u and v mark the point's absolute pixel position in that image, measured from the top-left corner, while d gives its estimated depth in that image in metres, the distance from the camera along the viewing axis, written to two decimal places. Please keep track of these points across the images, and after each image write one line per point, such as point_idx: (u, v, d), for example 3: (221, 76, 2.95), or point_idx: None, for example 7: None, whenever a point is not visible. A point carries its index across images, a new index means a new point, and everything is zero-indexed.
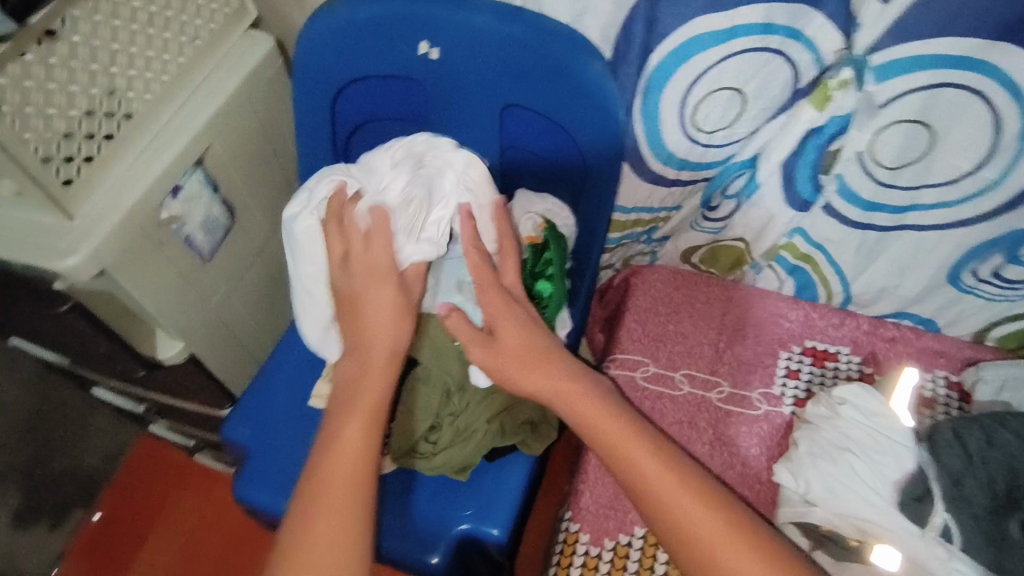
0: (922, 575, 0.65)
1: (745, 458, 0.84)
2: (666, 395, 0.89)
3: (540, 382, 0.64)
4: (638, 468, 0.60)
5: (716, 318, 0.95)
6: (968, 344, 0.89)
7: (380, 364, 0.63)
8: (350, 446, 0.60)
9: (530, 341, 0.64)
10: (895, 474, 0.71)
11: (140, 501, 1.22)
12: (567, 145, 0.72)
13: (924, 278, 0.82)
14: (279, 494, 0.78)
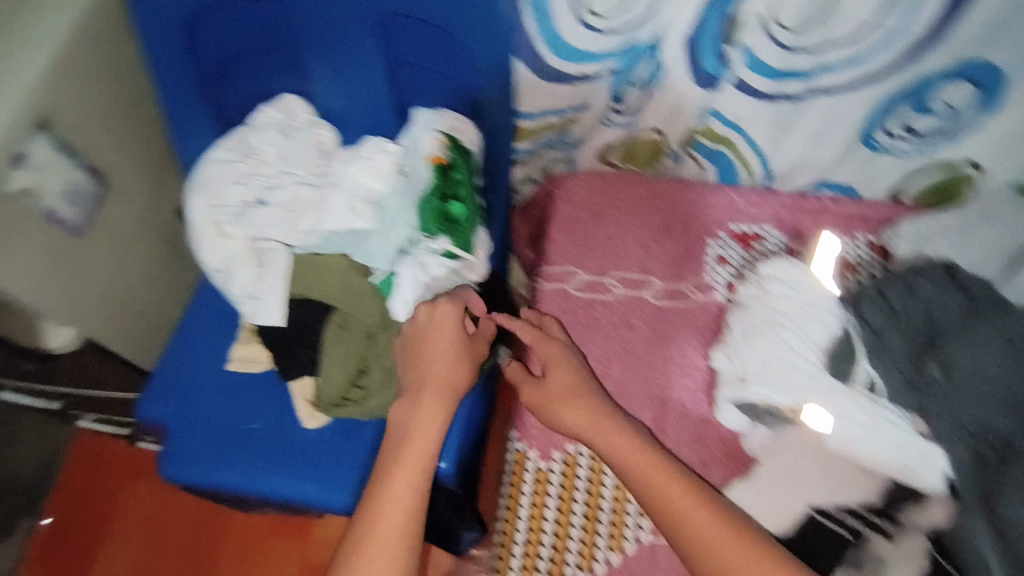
0: (851, 427, 0.66)
1: (684, 349, 0.84)
2: (599, 302, 0.87)
3: (568, 415, 0.69)
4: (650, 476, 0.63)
5: (642, 216, 0.93)
6: (884, 204, 0.90)
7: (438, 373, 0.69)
8: (431, 428, 0.67)
9: (574, 382, 0.71)
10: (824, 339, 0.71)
11: (87, 497, 1.15)
12: (455, 56, 0.68)
13: (838, 143, 0.82)
14: (210, 465, 0.74)
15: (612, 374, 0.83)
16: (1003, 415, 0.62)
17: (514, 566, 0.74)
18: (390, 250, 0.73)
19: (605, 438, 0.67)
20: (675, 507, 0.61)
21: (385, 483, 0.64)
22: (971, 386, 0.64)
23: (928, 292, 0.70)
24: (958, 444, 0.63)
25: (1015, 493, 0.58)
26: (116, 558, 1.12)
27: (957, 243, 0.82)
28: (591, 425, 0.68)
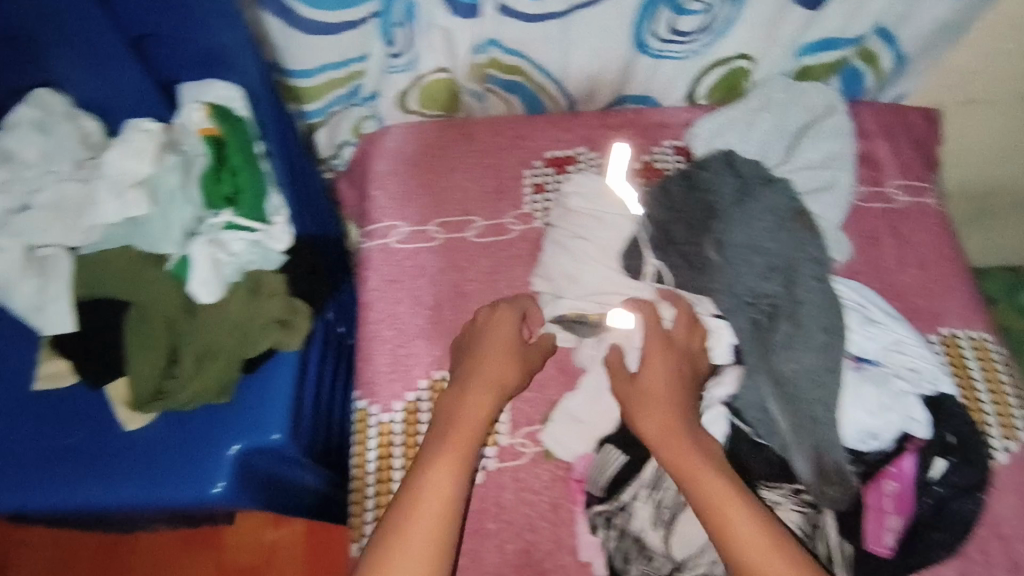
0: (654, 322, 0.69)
1: (511, 280, 0.86)
2: (424, 249, 0.88)
3: (647, 421, 0.65)
4: (708, 479, 0.60)
5: (456, 159, 0.93)
6: (682, 108, 0.94)
7: (499, 359, 0.71)
8: (472, 416, 0.67)
9: (676, 384, 0.66)
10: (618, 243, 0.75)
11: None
12: (191, 20, 0.67)
13: (619, 54, 0.84)
14: (31, 488, 0.71)
15: (443, 317, 0.84)
16: (771, 280, 0.69)
17: (369, 519, 0.75)
18: (178, 232, 0.69)
19: (671, 447, 0.62)
20: (730, 505, 0.59)
21: (427, 478, 0.62)
22: (742, 259, 0.70)
23: (705, 181, 0.75)
24: (738, 313, 0.68)
25: (786, 349, 0.66)
26: None
27: (742, 132, 0.87)
28: (666, 430, 0.63)
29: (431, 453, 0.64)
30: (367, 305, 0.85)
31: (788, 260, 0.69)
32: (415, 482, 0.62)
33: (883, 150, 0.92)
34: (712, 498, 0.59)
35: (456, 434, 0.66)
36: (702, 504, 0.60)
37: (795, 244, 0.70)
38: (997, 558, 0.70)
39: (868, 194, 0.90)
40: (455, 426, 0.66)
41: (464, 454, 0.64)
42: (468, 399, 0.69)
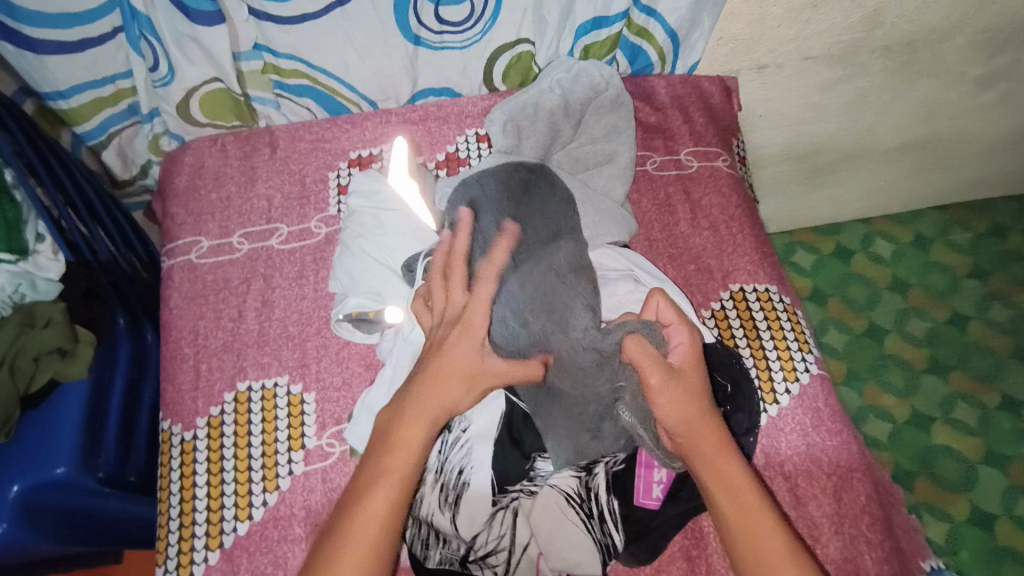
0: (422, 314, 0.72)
1: (316, 284, 0.86)
2: (226, 262, 0.86)
3: (668, 411, 0.56)
4: (728, 470, 0.56)
5: (258, 169, 0.92)
6: (480, 97, 0.95)
7: (451, 383, 0.56)
8: (416, 432, 0.55)
9: (696, 379, 0.58)
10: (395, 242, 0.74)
11: None
12: None
13: (397, 50, 0.85)
14: None
15: (247, 327, 0.83)
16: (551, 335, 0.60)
17: (172, 540, 0.72)
18: None
19: (703, 438, 0.56)
20: (744, 493, 0.55)
21: (348, 535, 0.52)
22: (514, 304, 0.61)
23: (483, 194, 0.66)
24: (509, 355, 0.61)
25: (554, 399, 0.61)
26: None
27: (534, 115, 0.84)
28: (696, 421, 0.57)
29: (364, 478, 0.54)
30: (169, 325, 0.83)
31: (565, 309, 0.60)
32: (336, 537, 0.53)
33: (676, 120, 0.96)
34: (736, 489, 0.56)
35: (419, 413, 0.55)
36: (728, 499, 0.55)
37: (575, 295, 0.61)
38: (783, 495, 0.72)
39: (661, 164, 0.93)
40: (405, 427, 0.55)
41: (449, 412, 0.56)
42: (405, 429, 0.55)
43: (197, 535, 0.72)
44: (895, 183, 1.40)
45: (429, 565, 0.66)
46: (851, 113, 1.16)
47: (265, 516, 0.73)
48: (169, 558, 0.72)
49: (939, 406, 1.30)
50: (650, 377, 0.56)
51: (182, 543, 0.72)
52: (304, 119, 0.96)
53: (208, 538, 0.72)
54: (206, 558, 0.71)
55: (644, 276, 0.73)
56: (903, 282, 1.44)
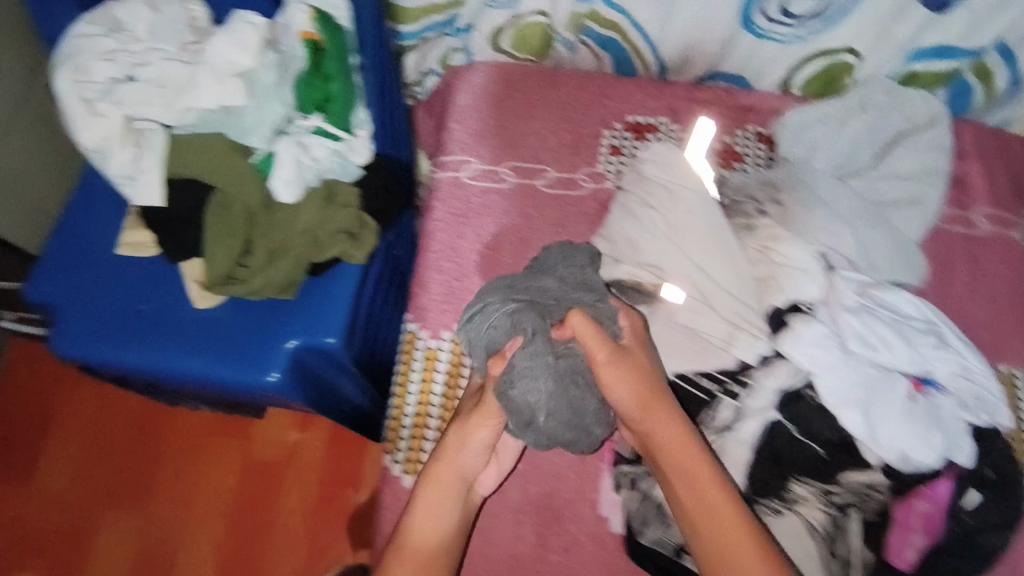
0: (697, 302, 0.71)
1: (574, 236, 0.87)
2: (493, 190, 0.89)
3: (624, 391, 0.58)
4: (681, 448, 0.57)
5: (537, 107, 0.93)
6: (774, 95, 0.92)
7: (471, 453, 0.63)
8: (446, 466, 0.62)
9: (636, 367, 0.59)
10: (702, 246, 0.72)
11: (22, 405, 1.15)
12: None
13: (723, 29, 0.82)
14: (93, 342, 0.75)
15: (502, 260, 0.85)
16: (570, 365, 0.59)
17: (404, 436, 0.78)
18: (268, 127, 0.72)
19: (654, 429, 0.58)
20: (702, 482, 0.55)
21: (400, 543, 0.59)
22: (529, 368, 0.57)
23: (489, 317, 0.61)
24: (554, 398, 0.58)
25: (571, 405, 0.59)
26: (62, 455, 1.13)
27: (837, 132, 0.84)
28: (650, 406, 0.58)
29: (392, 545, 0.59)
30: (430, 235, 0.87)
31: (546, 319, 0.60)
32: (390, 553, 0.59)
33: (976, 174, 0.89)
34: (689, 471, 0.56)
35: (449, 457, 0.62)
36: (682, 486, 0.56)
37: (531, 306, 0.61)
38: None
39: (950, 218, 0.87)
40: (436, 463, 0.62)
41: (473, 446, 0.63)
42: (437, 468, 0.62)
43: (428, 438, 0.78)
44: None
45: (642, 539, 0.69)
46: None
47: None
48: (400, 451, 0.78)
49: None
50: (595, 350, 0.57)
51: (413, 441, 0.78)
52: (590, 69, 0.95)
53: (436, 443, 0.78)
54: None
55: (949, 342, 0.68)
56: None
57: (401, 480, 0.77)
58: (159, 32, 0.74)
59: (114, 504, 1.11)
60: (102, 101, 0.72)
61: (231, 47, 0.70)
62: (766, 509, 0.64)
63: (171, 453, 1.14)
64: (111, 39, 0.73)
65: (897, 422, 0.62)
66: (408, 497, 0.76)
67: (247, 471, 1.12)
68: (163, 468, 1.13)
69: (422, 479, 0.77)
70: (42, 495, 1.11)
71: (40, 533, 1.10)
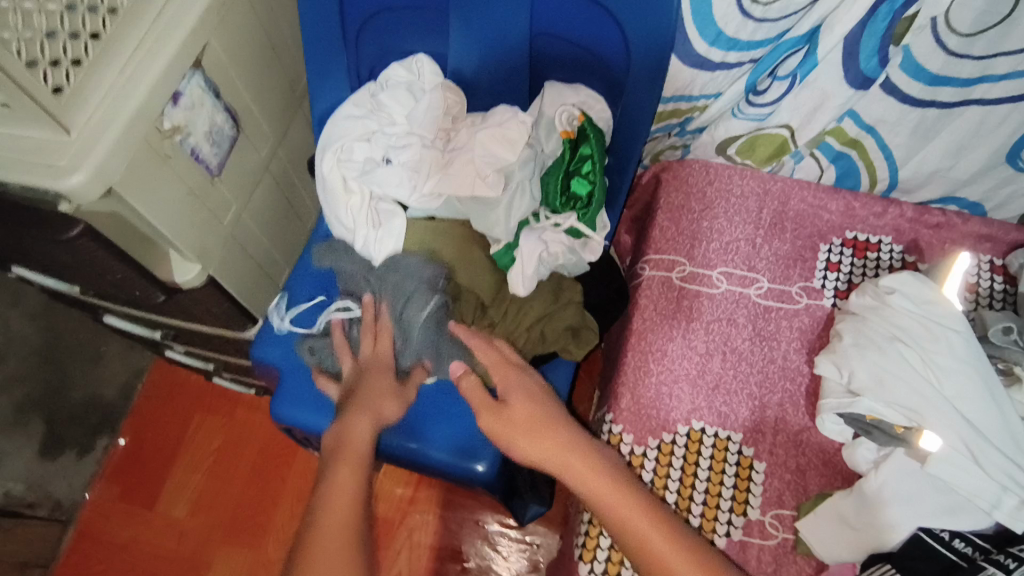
0: (959, 454, 0.65)
1: (787, 352, 0.83)
2: (705, 294, 0.86)
3: (529, 445, 0.66)
4: (601, 490, 0.64)
5: (751, 212, 0.91)
6: (1015, 227, 0.86)
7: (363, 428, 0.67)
8: (355, 461, 0.65)
9: (538, 407, 0.68)
10: (966, 395, 0.67)
11: (166, 427, 1.19)
12: (592, 19, 0.70)
13: (979, 159, 0.79)
14: (308, 407, 0.78)
15: (713, 368, 0.82)
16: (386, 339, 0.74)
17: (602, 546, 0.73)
18: (513, 221, 0.72)
19: (569, 466, 0.66)
20: (632, 518, 0.63)
21: (314, 542, 0.59)
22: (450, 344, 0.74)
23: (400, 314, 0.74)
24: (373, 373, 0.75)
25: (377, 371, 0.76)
26: (188, 482, 1.16)
27: None
28: (543, 431, 0.67)
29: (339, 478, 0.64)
30: (639, 333, 0.84)
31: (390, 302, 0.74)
32: (305, 549, 0.59)
33: None
34: (624, 517, 0.63)
35: (346, 462, 0.65)
36: (620, 529, 0.63)
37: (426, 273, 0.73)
38: None
39: None
40: (343, 455, 0.65)
41: (364, 463, 0.65)
42: (337, 475, 0.64)
43: None
44: None
45: None
46: None
47: None
48: (599, 562, 0.73)
49: None
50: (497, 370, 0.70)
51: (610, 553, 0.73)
52: (807, 177, 0.93)
53: None
54: None
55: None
56: None
57: None
58: (419, 120, 0.77)
59: (232, 544, 1.11)
60: (362, 179, 0.76)
61: (495, 144, 0.72)
62: None
63: (292, 499, 1.14)
64: (375, 124, 0.78)
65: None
66: None
67: None
68: (282, 513, 1.13)
69: None
70: (164, 522, 1.13)
71: (160, 563, 1.10)
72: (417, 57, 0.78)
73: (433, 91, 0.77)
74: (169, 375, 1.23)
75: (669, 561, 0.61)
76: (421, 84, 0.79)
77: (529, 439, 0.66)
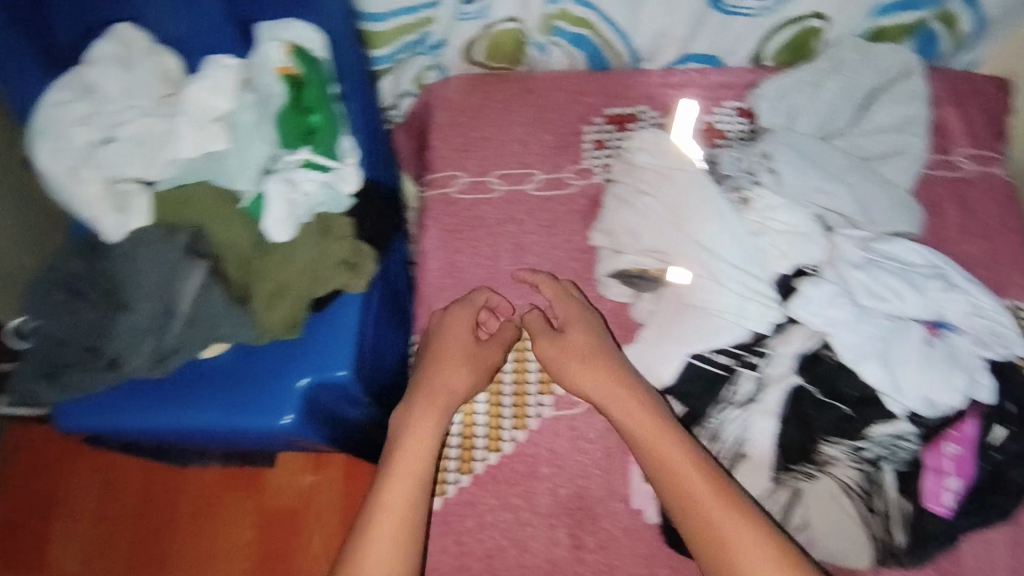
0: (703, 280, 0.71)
1: (569, 234, 0.87)
2: (484, 201, 0.89)
3: (589, 385, 0.69)
4: (658, 449, 0.62)
5: (516, 112, 0.93)
6: (746, 70, 0.93)
7: (426, 414, 0.68)
8: (415, 459, 0.65)
9: (597, 346, 0.71)
10: (704, 225, 0.73)
11: (32, 485, 1.08)
12: None
13: (689, 11, 0.84)
14: (101, 413, 0.74)
15: (503, 267, 0.85)
16: (149, 321, 0.69)
17: None
18: (253, 169, 0.71)
19: (619, 403, 0.66)
20: (688, 477, 0.60)
21: (373, 530, 0.60)
22: (219, 310, 0.70)
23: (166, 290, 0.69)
24: (144, 360, 0.69)
25: (150, 364, 0.69)
26: (71, 537, 1.05)
27: (812, 95, 0.86)
28: (613, 385, 0.68)
29: (387, 471, 0.64)
30: (427, 252, 0.87)
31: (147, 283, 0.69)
32: (364, 536, 0.60)
33: (950, 118, 0.92)
34: (679, 475, 0.60)
35: (406, 460, 0.64)
36: (674, 486, 0.61)
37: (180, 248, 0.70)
38: None
39: (935, 163, 0.89)
40: (402, 452, 0.65)
41: (426, 460, 0.65)
42: (390, 482, 0.63)
43: (450, 458, 0.76)
44: None
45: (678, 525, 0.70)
46: None
47: (514, 450, 0.77)
48: None
49: None
50: (540, 340, 0.74)
51: (435, 462, 0.77)
52: (563, 70, 0.96)
53: (460, 461, 0.76)
54: (457, 480, 0.76)
55: (968, 288, 0.68)
56: None
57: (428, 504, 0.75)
58: (132, 91, 0.72)
59: None
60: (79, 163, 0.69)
61: (215, 98, 0.71)
62: (798, 474, 0.66)
63: (188, 522, 1.06)
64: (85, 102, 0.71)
65: (914, 368, 0.63)
66: (439, 519, 0.74)
67: (268, 524, 1.06)
68: (181, 540, 1.05)
69: (451, 498, 0.75)
70: None
71: None
72: (119, 25, 0.73)
73: (144, 58, 0.73)
74: (20, 431, 1.10)
75: (721, 524, 0.57)
76: (132, 51, 0.73)
77: (598, 387, 0.68)
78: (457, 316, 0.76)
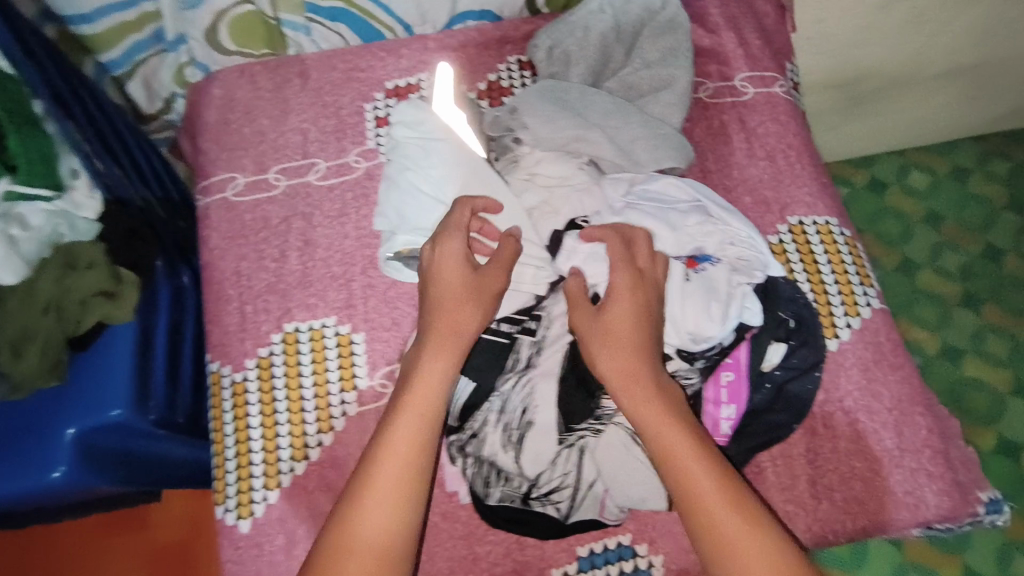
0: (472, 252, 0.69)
1: (359, 222, 0.82)
2: (265, 200, 0.83)
3: (604, 361, 0.59)
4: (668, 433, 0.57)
5: (290, 100, 0.87)
6: (522, 20, 0.90)
7: (432, 387, 0.60)
8: (409, 433, 0.58)
9: (643, 312, 0.60)
10: (465, 193, 0.70)
11: None
12: None
13: None
14: None
15: (290, 268, 0.81)
16: None
17: (231, 480, 0.74)
18: None
19: (627, 387, 0.59)
20: (682, 457, 0.56)
21: (352, 527, 0.54)
22: None
23: None
24: None
25: None
26: None
27: (582, 41, 0.82)
28: (628, 364, 0.59)
29: (376, 451, 0.57)
30: (210, 266, 0.81)
31: None
32: (351, 519, 0.54)
33: (730, 43, 0.91)
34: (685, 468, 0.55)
35: (406, 413, 0.58)
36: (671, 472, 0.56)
37: None
38: (842, 430, 0.73)
39: (715, 91, 0.88)
40: (411, 395, 0.59)
41: (433, 407, 0.59)
42: (384, 466, 0.56)
43: (255, 475, 0.74)
44: (954, 115, 1.25)
45: (489, 501, 0.69)
46: (910, 32, 1.05)
47: (322, 456, 0.75)
48: (229, 497, 0.74)
49: (971, 339, 1.20)
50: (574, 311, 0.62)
51: (241, 483, 0.74)
52: (335, 47, 0.89)
53: (266, 478, 0.74)
54: (265, 497, 0.73)
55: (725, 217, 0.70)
56: (938, 215, 1.28)
57: (238, 527, 0.73)
58: None
59: None
60: None
61: None
62: (585, 432, 0.66)
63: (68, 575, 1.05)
64: None
65: (676, 302, 0.63)
66: (252, 542, 0.72)
67: (152, 562, 1.06)
68: None
69: (260, 518, 0.73)
70: None
71: None
72: None
73: None
74: None
75: (713, 509, 0.54)
76: None
77: (621, 359, 0.59)
78: (448, 244, 0.63)
